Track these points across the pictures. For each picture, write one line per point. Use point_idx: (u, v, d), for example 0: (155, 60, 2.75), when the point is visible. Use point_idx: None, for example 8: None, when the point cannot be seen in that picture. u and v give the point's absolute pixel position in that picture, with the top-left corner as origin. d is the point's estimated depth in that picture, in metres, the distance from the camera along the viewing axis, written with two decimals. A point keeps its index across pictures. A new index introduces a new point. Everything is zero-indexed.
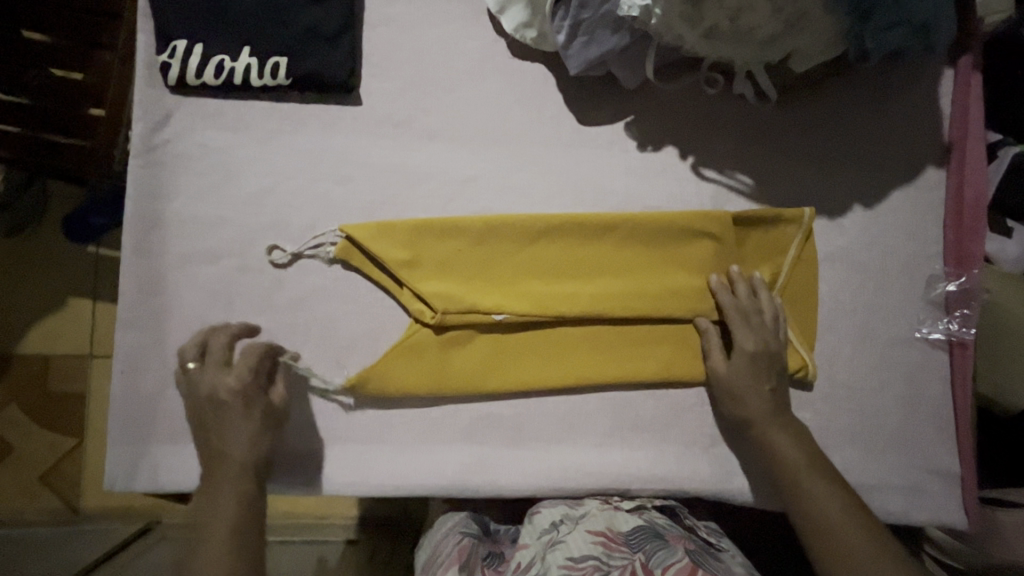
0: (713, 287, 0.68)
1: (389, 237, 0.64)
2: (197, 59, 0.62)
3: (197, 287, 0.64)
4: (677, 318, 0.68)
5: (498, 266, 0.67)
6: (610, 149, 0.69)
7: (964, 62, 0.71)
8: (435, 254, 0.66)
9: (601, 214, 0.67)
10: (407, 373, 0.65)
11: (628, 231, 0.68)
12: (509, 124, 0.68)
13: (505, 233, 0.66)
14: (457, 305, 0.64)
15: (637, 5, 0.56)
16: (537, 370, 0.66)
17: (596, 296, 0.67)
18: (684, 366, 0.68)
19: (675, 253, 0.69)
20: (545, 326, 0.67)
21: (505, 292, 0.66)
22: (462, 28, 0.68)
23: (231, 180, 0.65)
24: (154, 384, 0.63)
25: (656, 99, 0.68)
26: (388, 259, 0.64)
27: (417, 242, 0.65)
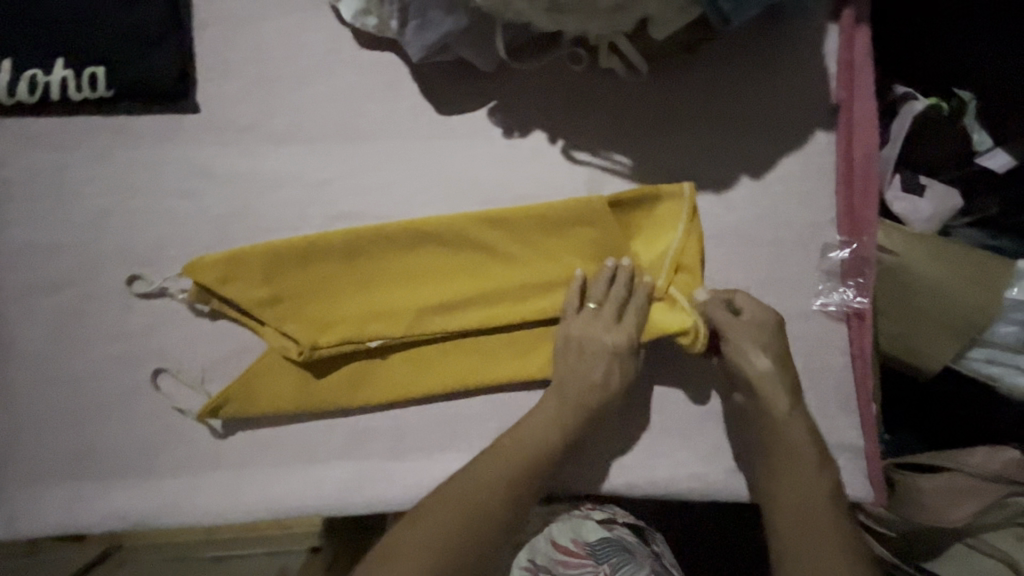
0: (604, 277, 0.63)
1: (242, 254, 0.60)
2: (7, 76, 0.57)
3: (41, 320, 0.60)
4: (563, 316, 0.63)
5: (363, 282, 0.62)
6: (475, 138, 0.64)
7: (846, 17, 0.67)
8: (292, 269, 0.61)
9: (466, 214, 0.63)
10: (267, 395, 0.61)
11: (500, 229, 0.63)
12: (364, 119, 0.64)
13: (365, 247, 0.62)
14: (317, 319, 0.61)
15: None
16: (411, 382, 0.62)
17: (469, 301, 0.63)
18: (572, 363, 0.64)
19: (556, 247, 0.64)
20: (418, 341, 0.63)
21: (371, 301, 0.62)
22: (305, 19, 0.63)
23: (65, 204, 0.61)
24: (9, 424, 0.60)
25: (519, 80, 0.64)
26: (239, 291, 0.60)
27: (270, 268, 0.61)
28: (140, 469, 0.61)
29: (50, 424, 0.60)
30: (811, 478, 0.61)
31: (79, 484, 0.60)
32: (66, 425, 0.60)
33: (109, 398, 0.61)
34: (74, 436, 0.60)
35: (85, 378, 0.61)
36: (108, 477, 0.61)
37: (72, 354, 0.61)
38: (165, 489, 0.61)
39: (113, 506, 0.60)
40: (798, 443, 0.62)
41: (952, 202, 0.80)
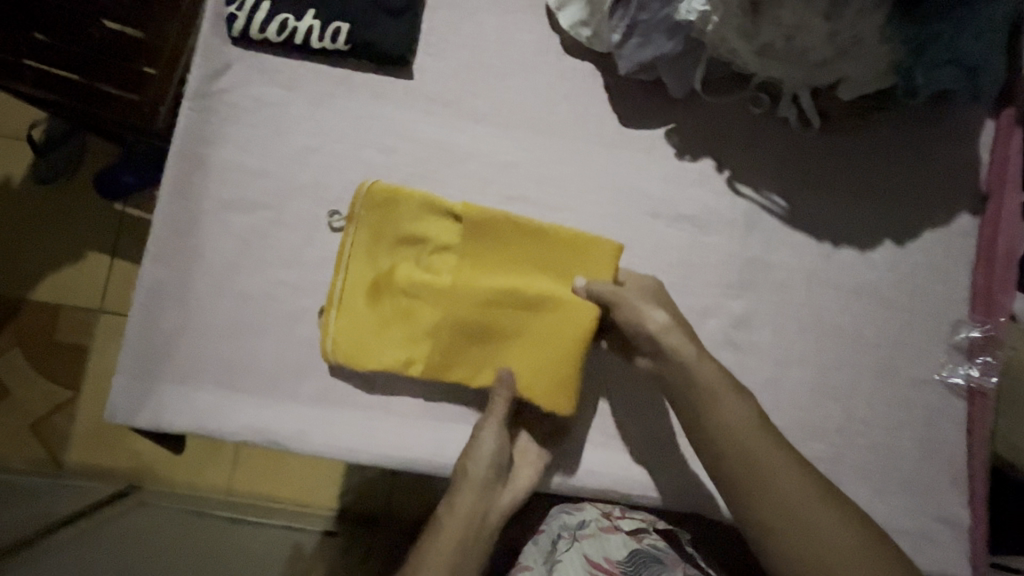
0: (544, 304, 0.63)
1: (439, 220, 0.64)
2: (263, 15, 0.64)
3: (227, 232, 0.65)
4: (547, 354, 0.62)
5: (478, 252, 0.64)
6: (650, 153, 0.70)
7: (1006, 115, 0.71)
8: (418, 215, 0.64)
9: (572, 235, 0.63)
10: (356, 329, 0.63)
11: (580, 258, 0.63)
12: (554, 116, 0.69)
13: (494, 227, 0.63)
14: (448, 296, 0.63)
15: (696, 10, 0.57)
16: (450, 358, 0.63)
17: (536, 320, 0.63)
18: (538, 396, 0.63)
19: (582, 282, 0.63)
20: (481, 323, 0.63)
21: (493, 297, 0.63)
22: (521, 20, 0.70)
23: (276, 135, 0.66)
24: (170, 322, 0.63)
25: (700, 111, 0.70)
26: (385, 221, 0.63)
27: (403, 204, 0.63)
28: (281, 390, 0.63)
29: (211, 331, 0.63)
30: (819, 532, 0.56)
31: (223, 392, 0.63)
32: (225, 334, 0.63)
33: (269, 318, 0.64)
34: (230, 347, 0.63)
35: (251, 295, 0.64)
36: (251, 392, 0.63)
37: (246, 269, 0.64)
38: (301, 414, 0.63)
39: (250, 419, 0.62)
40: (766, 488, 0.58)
41: None
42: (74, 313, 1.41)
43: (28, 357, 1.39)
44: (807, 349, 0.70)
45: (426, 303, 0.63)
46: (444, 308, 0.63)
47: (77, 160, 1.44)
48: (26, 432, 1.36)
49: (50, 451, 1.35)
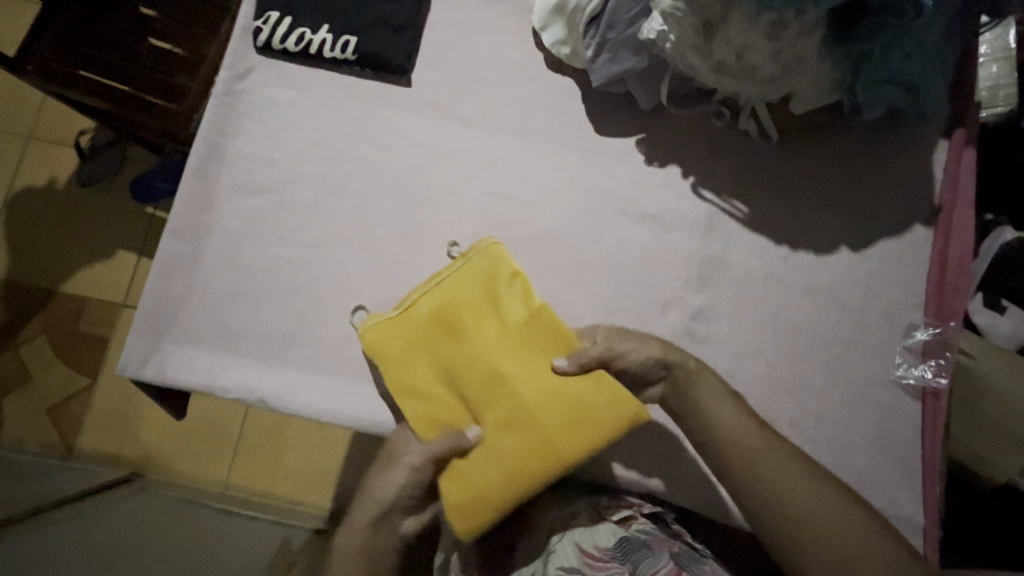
0: (529, 422, 0.62)
1: (518, 290, 0.67)
2: (284, 29, 0.74)
3: (237, 213, 0.73)
4: (503, 465, 0.61)
5: (514, 342, 0.64)
6: (621, 158, 0.77)
7: (956, 136, 0.77)
8: (503, 286, 0.67)
9: (564, 426, 0.61)
10: (395, 333, 0.66)
11: (571, 438, 0.61)
12: (534, 123, 0.77)
13: (548, 329, 0.65)
14: (475, 352, 0.65)
15: (656, 29, 0.64)
16: (443, 410, 0.64)
17: (509, 430, 0.62)
18: (460, 487, 0.61)
19: (553, 457, 0.61)
20: (483, 402, 0.63)
21: (492, 382, 0.63)
22: (509, 40, 0.78)
23: (286, 130, 0.75)
24: (181, 289, 0.71)
25: (667, 122, 0.77)
26: (473, 271, 0.68)
27: (490, 265, 0.68)
28: (272, 355, 0.70)
29: (215, 298, 0.71)
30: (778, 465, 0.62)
31: (220, 353, 0.70)
32: (227, 302, 0.71)
33: (266, 290, 0.71)
34: (230, 313, 0.70)
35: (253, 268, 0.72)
36: (245, 354, 0.70)
37: (250, 244, 0.72)
38: (288, 378, 0.69)
39: (242, 379, 0.69)
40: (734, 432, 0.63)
41: None
42: (99, 305, 1.52)
43: (52, 343, 1.50)
44: (764, 344, 0.74)
45: (454, 346, 0.65)
46: (465, 362, 0.65)
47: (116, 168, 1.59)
48: (42, 417, 1.44)
49: (62, 436, 1.42)
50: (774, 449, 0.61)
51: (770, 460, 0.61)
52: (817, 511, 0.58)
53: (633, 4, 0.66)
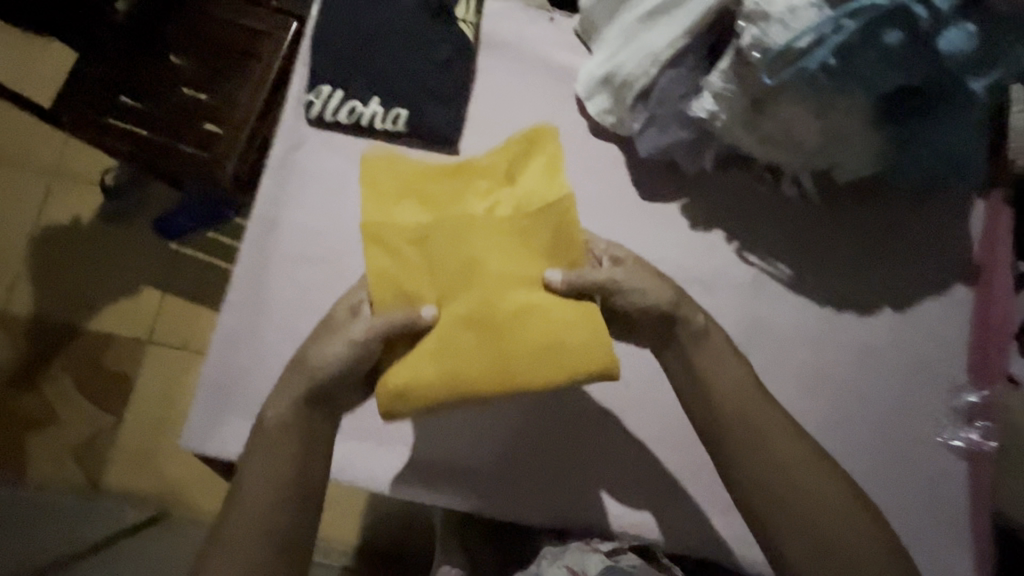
0: (489, 330, 0.58)
1: (541, 172, 0.64)
2: (336, 102, 0.77)
3: (292, 283, 0.74)
4: (478, 278, 0.59)
5: (502, 248, 0.60)
6: (665, 222, 0.78)
7: (994, 196, 0.78)
8: (529, 173, 0.65)
9: (540, 346, 0.57)
10: (400, 168, 0.66)
11: (531, 354, 0.57)
12: (580, 188, 0.78)
13: (561, 223, 0.61)
14: (467, 224, 0.60)
15: (706, 109, 0.66)
16: (437, 189, 0.65)
17: (476, 302, 0.58)
18: (415, 291, 0.60)
19: (508, 355, 0.57)
20: (467, 223, 0.61)
21: (467, 266, 0.59)
22: (553, 106, 0.80)
23: (340, 200, 0.76)
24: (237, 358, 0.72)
25: (711, 186, 0.78)
26: (502, 171, 0.66)
27: (523, 148, 0.66)
28: None
29: (273, 368, 0.72)
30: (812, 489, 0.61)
31: None
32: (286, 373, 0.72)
33: None
34: None
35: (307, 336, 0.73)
36: None
37: (305, 312, 0.73)
38: (349, 447, 0.72)
39: None
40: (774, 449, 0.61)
41: None
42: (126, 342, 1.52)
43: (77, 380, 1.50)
44: (810, 402, 0.75)
45: (458, 204, 0.64)
46: (454, 239, 0.60)
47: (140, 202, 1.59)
48: (68, 454, 1.45)
49: (86, 473, 1.43)
50: (810, 458, 0.62)
51: (779, 441, 0.61)
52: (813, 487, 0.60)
53: (683, 83, 0.67)
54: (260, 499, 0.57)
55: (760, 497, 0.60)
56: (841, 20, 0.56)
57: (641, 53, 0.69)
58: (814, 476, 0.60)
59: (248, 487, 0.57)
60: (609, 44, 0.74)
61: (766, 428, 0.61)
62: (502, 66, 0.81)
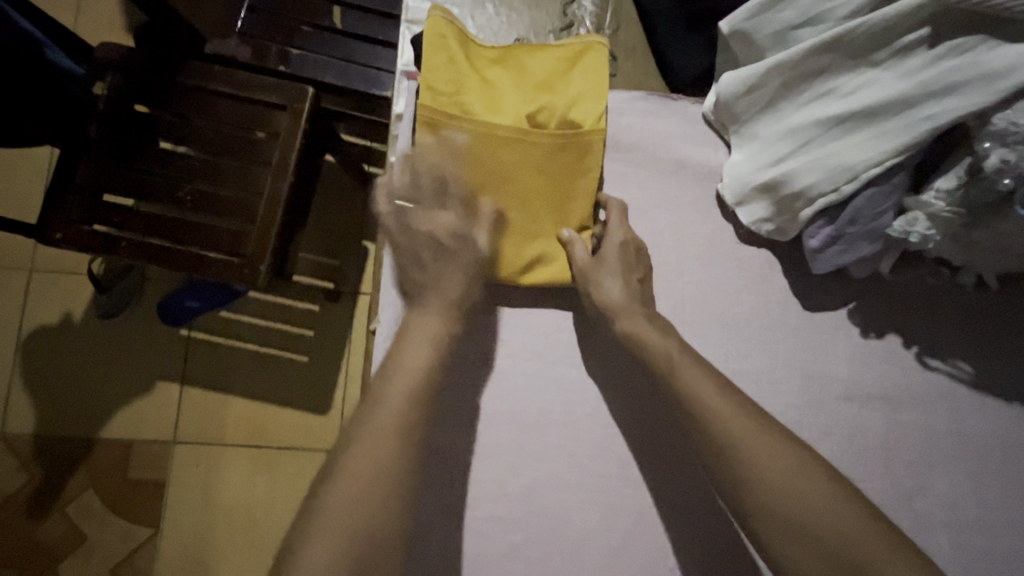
0: (509, 200, 0.61)
1: (590, 80, 0.62)
2: None
3: (434, 479, 0.59)
4: (489, 182, 0.60)
5: (531, 182, 0.61)
6: (835, 334, 0.69)
7: None
8: (574, 84, 0.62)
9: (516, 219, 0.61)
10: (448, 46, 0.60)
11: (538, 247, 0.62)
12: (738, 308, 0.68)
13: (582, 179, 0.61)
14: (496, 86, 0.61)
15: (918, 232, 0.56)
16: (454, 79, 0.60)
17: (491, 180, 0.60)
18: (430, 141, 0.59)
19: (514, 246, 0.61)
20: (498, 132, 0.60)
21: (491, 182, 0.60)
22: (694, 212, 0.69)
23: (472, 361, 0.63)
24: None
25: (882, 288, 0.69)
26: (555, 57, 0.63)
27: (586, 81, 0.62)
28: None
29: None
30: (803, 473, 0.49)
31: None
32: None
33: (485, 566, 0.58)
34: None
35: (459, 545, 0.58)
36: None
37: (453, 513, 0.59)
38: None
39: None
40: (765, 437, 0.51)
41: None
42: (105, 452, 1.01)
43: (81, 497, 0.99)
44: (991, 509, 0.67)
45: (504, 84, 0.62)
46: (478, 147, 0.60)
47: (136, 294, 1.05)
48: None
49: None
50: (757, 419, 0.52)
51: (755, 436, 0.51)
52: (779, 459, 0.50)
53: (885, 199, 0.57)
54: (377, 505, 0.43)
55: (739, 472, 0.50)
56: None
57: (831, 166, 0.57)
58: (804, 477, 0.49)
59: (356, 452, 0.44)
60: (769, 145, 0.63)
61: (728, 403, 0.52)
62: (630, 172, 0.69)
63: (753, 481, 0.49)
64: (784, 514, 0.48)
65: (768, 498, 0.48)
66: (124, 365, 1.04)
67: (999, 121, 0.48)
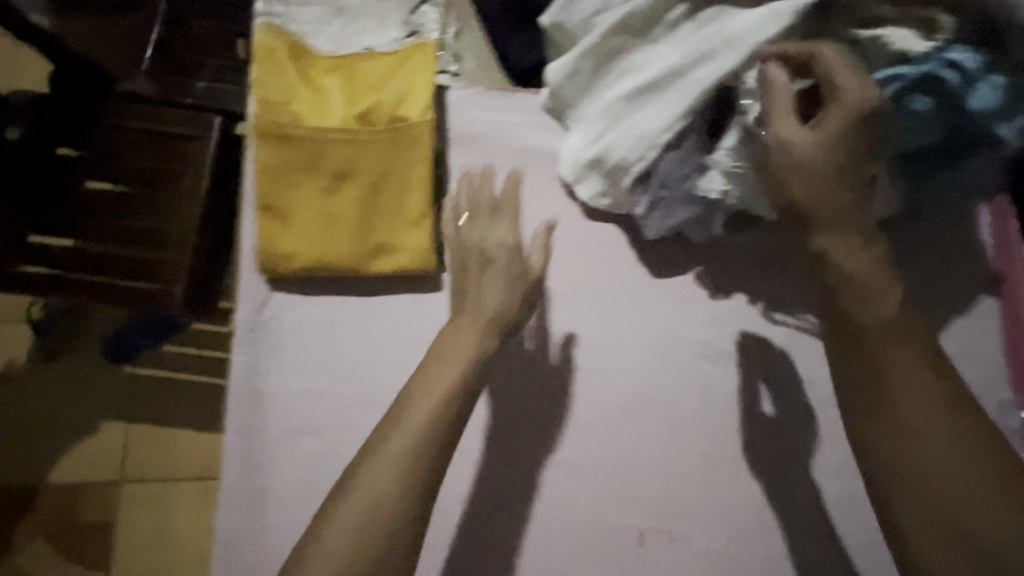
0: (347, 195, 0.65)
1: (418, 79, 0.67)
2: None
3: (296, 463, 0.64)
4: (327, 181, 0.65)
5: (366, 177, 0.65)
6: (685, 299, 0.72)
7: (999, 203, 0.77)
8: (402, 83, 0.67)
9: (355, 213, 0.65)
10: (279, 60, 0.65)
11: (380, 237, 0.66)
12: (588, 279, 0.72)
13: (415, 171, 0.65)
14: (328, 91, 0.66)
15: (717, 189, 0.62)
16: (286, 88, 0.65)
17: (328, 178, 0.65)
18: (268, 147, 0.64)
19: (357, 237, 0.65)
20: (329, 134, 0.64)
21: (328, 181, 0.65)
22: (541, 194, 0.72)
23: (329, 351, 0.67)
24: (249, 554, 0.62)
25: (723, 251, 0.73)
26: (385, 61, 0.68)
27: (413, 80, 0.67)
28: None
29: None
30: (977, 421, 0.51)
31: None
32: None
33: None
34: None
35: None
36: None
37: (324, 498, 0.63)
38: None
39: None
40: (928, 400, 0.51)
41: None
42: (56, 498, 0.99)
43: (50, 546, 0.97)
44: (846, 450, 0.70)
45: (336, 89, 0.66)
46: (311, 149, 0.64)
47: (79, 332, 1.05)
48: None
49: None
50: (928, 396, 0.52)
51: (914, 402, 0.51)
52: (914, 398, 0.51)
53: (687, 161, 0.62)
54: (395, 492, 0.51)
55: (899, 452, 0.51)
56: (819, 91, 0.57)
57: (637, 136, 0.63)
58: (950, 451, 0.50)
59: (369, 471, 0.51)
60: (588, 124, 0.68)
61: (909, 378, 0.52)
62: (475, 163, 0.73)
63: (920, 454, 0.51)
64: (937, 494, 0.50)
65: (921, 469, 0.50)
66: (76, 403, 1.03)
67: (745, 80, 0.58)
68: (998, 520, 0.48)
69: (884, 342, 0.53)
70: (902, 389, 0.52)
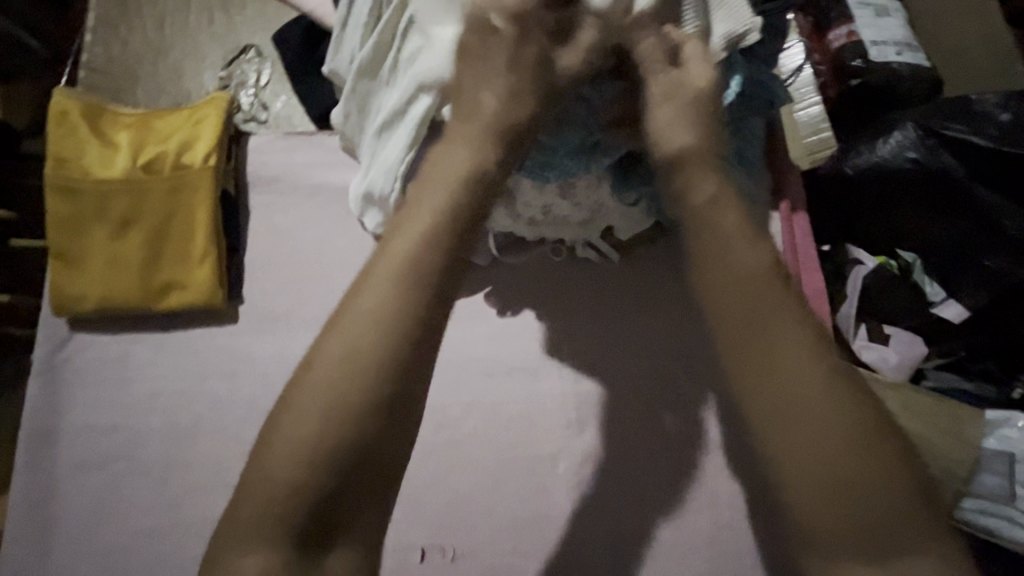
0: (134, 240, 0.71)
1: (202, 132, 0.73)
2: None
3: (84, 493, 0.69)
4: (115, 228, 0.71)
5: (152, 223, 0.71)
6: (472, 318, 0.75)
7: (784, 206, 0.81)
8: (187, 135, 0.73)
9: (143, 256, 0.71)
10: (70, 120, 0.72)
11: (168, 277, 0.71)
12: None
13: (197, 214, 0.71)
14: (117, 145, 0.72)
15: None
16: (75, 146, 0.71)
17: (115, 226, 0.71)
18: (57, 198, 0.70)
19: (144, 278, 0.71)
20: (115, 186, 0.71)
21: (115, 228, 0.71)
22: (333, 227, 0.77)
23: (122, 387, 0.72)
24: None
25: (510, 271, 0.76)
26: (176, 116, 0.74)
27: (198, 132, 0.73)
28: None
29: None
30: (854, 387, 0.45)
31: None
32: None
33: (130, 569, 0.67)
34: None
35: (107, 546, 0.67)
36: None
37: (108, 524, 0.68)
38: None
39: None
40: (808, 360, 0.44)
41: (919, 349, 0.82)
42: None
43: None
44: (630, 459, 0.71)
45: (124, 143, 0.72)
46: (97, 200, 0.70)
47: None
48: None
49: None
50: (813, 353, 0.44)
51: (793, 358, 0.44)
52: (785, 361, 0.44)
53: None
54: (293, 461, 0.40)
55: (787, 426, 0.43)
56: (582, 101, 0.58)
57: (382, 170, 0.66)
58: (842, 419, 0.43)
59: (290, 423, 0.40)
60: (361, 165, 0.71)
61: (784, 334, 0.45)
62: (272, 201, 0.78)
63: (799, 430, 0.43)
64: (828, 478, 0.42)
65: (811, 444, 0.42)
66: None
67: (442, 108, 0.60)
68: (885, 513, 0.41)
69: (746, 291, 0.46)
70: (774, 344, 0.45)
